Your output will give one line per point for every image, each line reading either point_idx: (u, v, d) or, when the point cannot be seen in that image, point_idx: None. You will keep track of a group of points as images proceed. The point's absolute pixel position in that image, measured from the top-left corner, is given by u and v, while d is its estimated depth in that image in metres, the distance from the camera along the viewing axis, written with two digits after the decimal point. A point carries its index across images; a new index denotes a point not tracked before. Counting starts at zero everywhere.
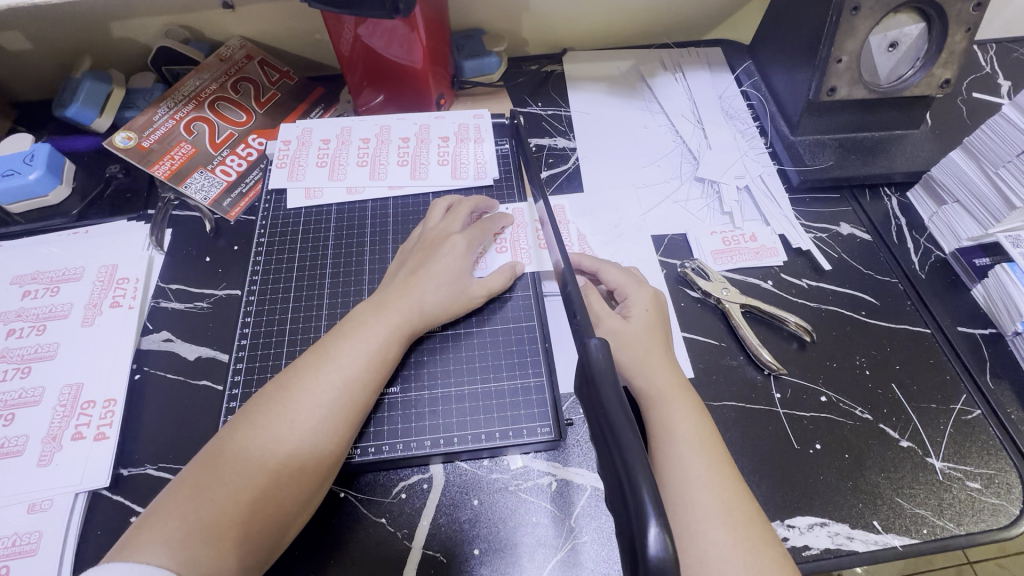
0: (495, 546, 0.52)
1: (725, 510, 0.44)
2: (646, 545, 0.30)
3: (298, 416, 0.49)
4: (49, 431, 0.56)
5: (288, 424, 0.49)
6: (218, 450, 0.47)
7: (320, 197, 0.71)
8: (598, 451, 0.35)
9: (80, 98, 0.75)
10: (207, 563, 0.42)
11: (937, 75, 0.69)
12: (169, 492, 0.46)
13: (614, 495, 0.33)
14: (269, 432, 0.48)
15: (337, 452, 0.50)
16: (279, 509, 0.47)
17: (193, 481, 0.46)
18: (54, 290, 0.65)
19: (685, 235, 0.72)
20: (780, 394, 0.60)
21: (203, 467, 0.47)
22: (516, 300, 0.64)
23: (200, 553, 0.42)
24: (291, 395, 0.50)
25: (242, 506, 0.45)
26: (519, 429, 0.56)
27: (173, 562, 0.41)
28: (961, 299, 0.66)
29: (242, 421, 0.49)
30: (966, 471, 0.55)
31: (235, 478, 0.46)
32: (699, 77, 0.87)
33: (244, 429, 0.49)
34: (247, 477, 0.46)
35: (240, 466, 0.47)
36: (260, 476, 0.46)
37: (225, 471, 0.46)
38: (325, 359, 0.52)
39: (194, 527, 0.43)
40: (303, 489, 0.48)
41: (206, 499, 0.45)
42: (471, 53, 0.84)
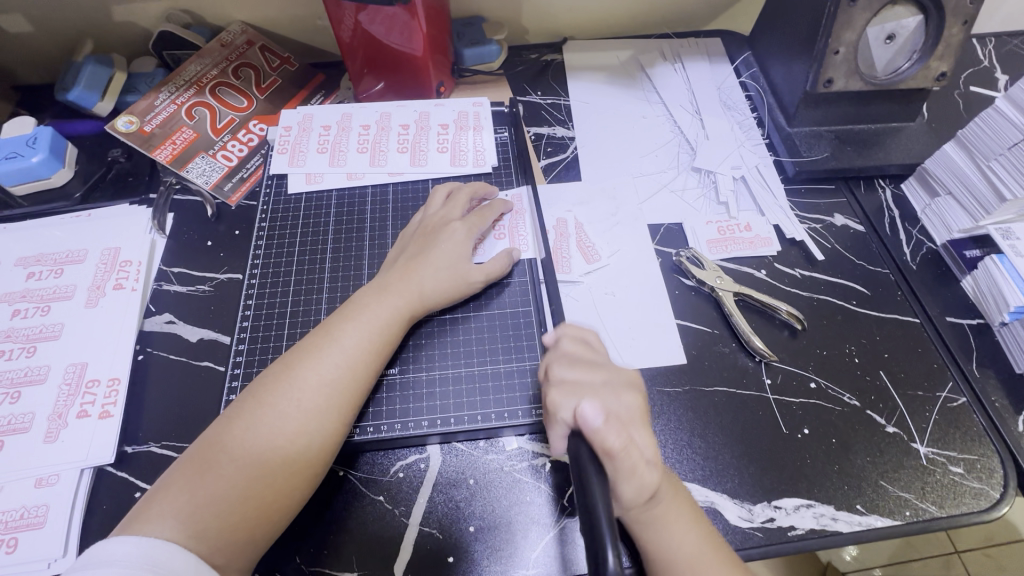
0: (489, 524, 0.53)
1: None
2: None
3: (303, 396, 0.50)
4: (55, 409, 0.57)
5: (294, 403, 0.50)
6: (227, 428, 0.49)
7: (321, 182, 0.72)
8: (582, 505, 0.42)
9: (82, 81, 0.75)
10: (214, 536, 0.45)
11: (934, 68, 0.70)
12: (178, 465, 0.48)
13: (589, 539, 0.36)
14: (275, 410, 0.50)
15: (342, 431, 0.52)
16: (285, 485, 0.48)
17: (204, 455, 0.48)
18: (58, 272, 0.66)
19: (680, 224, 0.73)
20: (770, 380, 0.61)
21: (212, 443, 0.49)
22: (514, 286, 0.65)
23: (207, 527, 0.45)
24: (297, 376, 0.51)
25: (249, 483, 0.47)
26: (513, 411, 0.58)
27: (182, 536, 0.44)
28: (951, 290, 0.67)
29: (249, 400, 0.50)
30: (949, 456, 0.57)
31: (243, 455, 0.48)
32: (699, 67, 0.87)
33: (252, 408, 0.50)
34: (255, 455, 0.48)
35: (248, 443, 0.48)
36: (266, 453, 0.48)
37: (234, 448, 0.48)
38: (328, 340, 0.54)
39: (203, 500, 0.46)
40: (310, 467, 0.49)
41: (215, 475, 0.47)
42: (471, 41, 0.84)
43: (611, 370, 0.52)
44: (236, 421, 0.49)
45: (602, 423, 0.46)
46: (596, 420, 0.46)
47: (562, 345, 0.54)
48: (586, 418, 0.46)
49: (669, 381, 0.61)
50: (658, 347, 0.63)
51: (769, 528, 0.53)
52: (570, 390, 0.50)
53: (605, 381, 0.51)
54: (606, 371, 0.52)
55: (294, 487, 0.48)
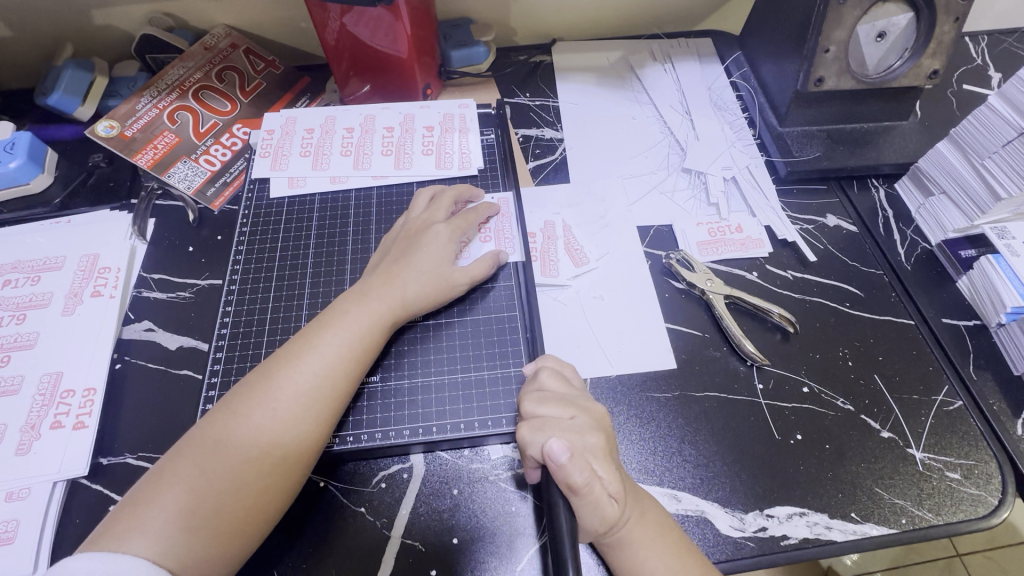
0: (473, 536, 0.52)
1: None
2: None
3: (279, 405, 0.49)
4: (28, 420, 0.56)
5: (271, 412, 0.49)
6: (201, 438, 0.48)
7: (304, 186, 0.70)
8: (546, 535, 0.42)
9: (62, 86, 0.74)
10: (185, 551, 0.43)
11: (926, 66, 0.69)
12: (149, 478, 0.47)
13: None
14: (251, 420, 0.48)
15: (322, 440, 0.50)
16: (261, 497, 0.47)
17: (176, 468, 0.46)
18: (34, 280, 0.65)
19: (670, 226, 0.71)
20: (762, 385, 0.60)
21: (185, 454, 0.47)
22: (499, 289, 0.64)
23: (178, 542, 0.43)
24: (274, 384, 0.50)
25: (224, 495, 0.46)
26: (499, 418, 0.56)
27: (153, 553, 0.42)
28: (946, 291, 0.66)
29: (224, 410, 0.49)
30: (946, 461, 0.55)
31: (216, 466, 0.46)
32: (689, 67, 0.86)
33: (227, 418, 0.49)
34: (230, 466, 0.46)
35: (222, 454, 0.47)
36: (241, 464, 0.47)
37: (207, 459, 0.46)
38: (307, 348, 0.52)
39: (176, 515, 0.44)
40: (284, 479, 0.48)
41: (188, 488, 0.45)
42: (458, 42, 0.83)
43: (581, 405, 0.50)
44: (209, 431, 0.48)
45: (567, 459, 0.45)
46: (561, 456, 0.45)
47: (540, 378, 0.53)
48: (551, 454, 0.45)
49: (659, 387, 0.60)
50: (647, 352, 0.61)
51: (761, 537, 0.52)
52: (537, 427, 0.48)
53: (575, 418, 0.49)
54: (578, 407, 0.50)
55: (269, 499, 0.47)
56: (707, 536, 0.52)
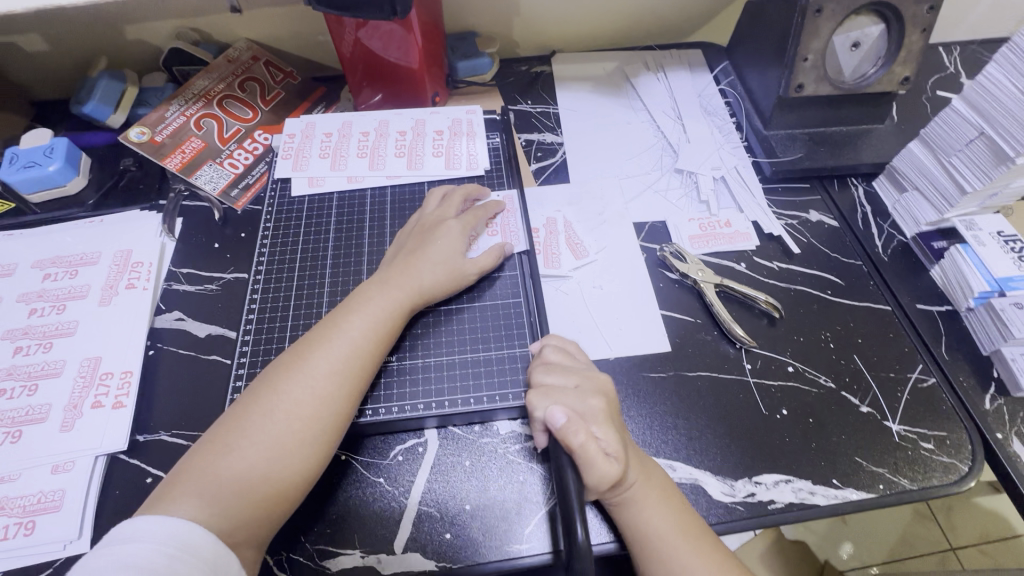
0: (484, 502, 0.56)
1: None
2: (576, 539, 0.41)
3: (316, 382, 0.53)
4: (70, 400, 0.60)
5: (306, 388, 0.53)
6: (243, 412, 0.52)
7: (323, 186, 0.75)
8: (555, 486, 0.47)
9: (97, 95, 0.80)
10: (233, 515, 0.47)
11: (898, 72, 0.75)
12: (195, 450, 0.51)
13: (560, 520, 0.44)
14: (289, 395, 0.53)
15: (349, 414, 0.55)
16: (298, 467, 0.51)
17: (221, 440, 0.51)
18: (72, 273, 0.70)
19: (664, 222, 0.77)
20: (751, 365, 0.64)
21: (229, 428, 0.52)
22: (505, 278, 0.69)
23: (226, 507, 0.47)
24: (309, 362, 0.54)
25: (266, 464, 0.50)
26: (507, 394, 0.61)
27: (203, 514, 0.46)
28: (921, 279, 0.71)
29: (264, 386, 0.53)
30: (920, 433, 0.60)
31: (260, 437, 0.50)
32: (680, 76, 0.92)
33: (267, 394, 0.53)
34: (271, 437, 0.51)
35: (263, 427, 0.51)
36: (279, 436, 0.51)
37: (251, 431, 0.51)
38: (337, 331, 0.57)
39: (223, 482, 0.48)
40: (322, 450, 0.52)
41: (235, 457, 0.49)
42: (464, 54, 0.89)
43: (584, 374, 0.56)
44: (252, 406, 0.52)
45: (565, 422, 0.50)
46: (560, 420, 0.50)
47: (545, 353, 0.58)
48: (551, 418, 0.50)
49: (655, 367, 0.64)
50: (643, 335, 0.66)
51: (750, 502, 0.56)
52: (542, 394, 0.54)
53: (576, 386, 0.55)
54: (579, 376, 0.56)
55: (308, 467, 0.51)
56: (700, 501, 0.56)
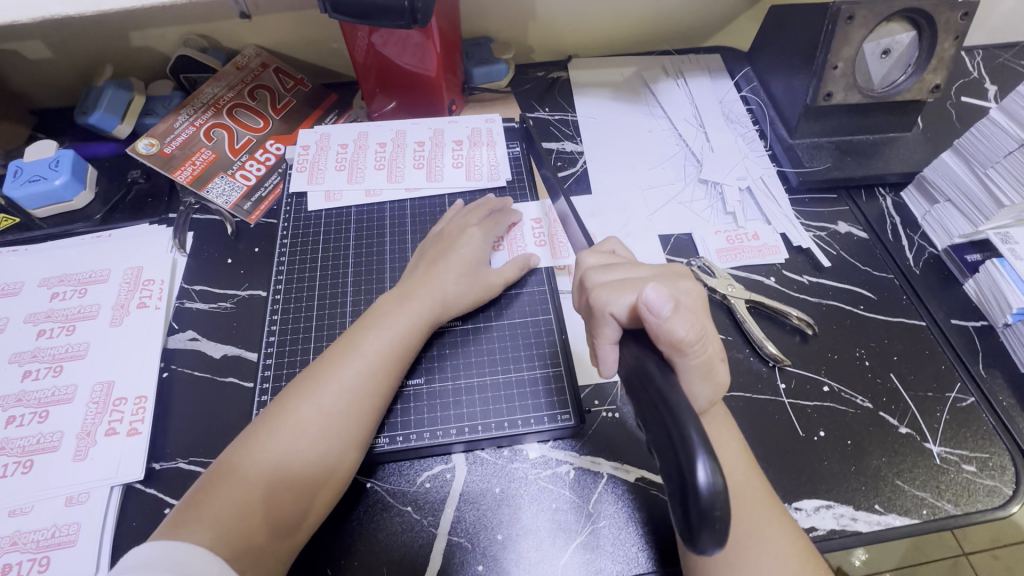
0: (517, 532, 0.54)
1: (748, 473, 0.49)
2: (698, 477, 0.32)
3: (329, 392, 0.52)
4: (83, 427, 0.58)
5: (318, 399, 0.51)
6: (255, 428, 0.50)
7: (339, 200, 0.73)
8: (642, 412, 0.38)
9: (102, 105, 0.77)
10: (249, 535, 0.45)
11: (928, 81, 0.73)
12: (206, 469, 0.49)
13: (660, 440, 0.36)
14: (303, 405, 0.51)
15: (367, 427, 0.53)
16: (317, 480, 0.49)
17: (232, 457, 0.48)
18: (81, 292, 0.67)
19: (690, 234, 0.75)
20: (785, 385, 0.62)
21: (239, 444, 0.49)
22: (531, 295, 0.67)
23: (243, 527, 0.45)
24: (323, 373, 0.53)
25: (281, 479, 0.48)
26: (538, 418, 0.59)
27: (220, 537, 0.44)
28: (954, 293, 0.69)
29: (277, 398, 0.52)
30: (961, 455, 0.58)
31: (276, 452, 0.48)
32: (700, 82, 0.90)
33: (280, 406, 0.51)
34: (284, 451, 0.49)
35: (277, 441, 0.49)
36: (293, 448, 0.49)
37: (266, 446, 0.49)
38: (354, 343, 0.55)
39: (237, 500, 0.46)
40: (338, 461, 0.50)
41: (246, 477, 0.47)
42: (480, 60, 0.86)
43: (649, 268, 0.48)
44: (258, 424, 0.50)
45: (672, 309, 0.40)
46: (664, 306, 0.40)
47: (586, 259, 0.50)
48: (653, 306, 0.40)
49: None
50: None
51: None
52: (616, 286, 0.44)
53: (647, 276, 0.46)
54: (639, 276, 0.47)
55: (319, 489, 0.49)
56: None
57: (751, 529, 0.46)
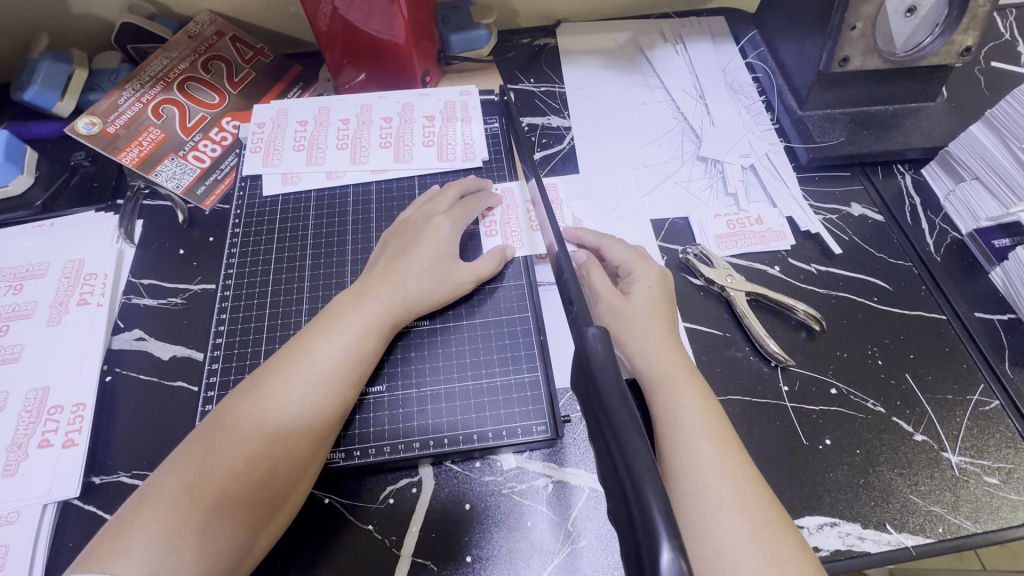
0: (489, 552, 0.49)
1: (742, 498, 0.43)
2: (659, 572, 0.25)
3: (295, 395, 0.47)
4: (14, 439, 0.53)
5: (283, 400, 0.46)
6: (213, 428, 0.45)
7: (298, 183, 0.66)
8: (599, 458, 0.31)
9: (39, 79, 0.70)
10: (195, 553, 0.40)
11: (959, 42, 0.64)
12: (156, 475, 0.43)
13: (619, 508, 0.29)
14: (262, 409, 0.46)
15: (320, 444, 0.47)
16: (273, 493, 0.44)
17: (182, 466, 0.43)
18: (17, 288, 0.62)
19: (686, 218, 0.68)
20: (788, 388, 0.56)
21: (190, 451, 0.44)
22: (507, 288, 0.60)
23: (186, 542, 0.40)
24: (283, 375, 0.47)
25: (236, 490, 0.43)
26: (514, 427, 0.53)
27: (156, 560, 0.38)
28: (978, 283, 0.62)
29: (242, 396, 0.47)
30: (983, 466, 0.52)
31: (228, 459, 0.43)
32: (701, 48, 0.82)
33: (243, 405, 0.46)
34: (240, 457, 0.43)
35: (233, 446, 0.44)
36: (249, 454, 0.44)
37: (218, 453, 0.43)
38: (318, 345, 0.49)
39: (184, 513, 0.41)
40: (299, 466, 0.46)
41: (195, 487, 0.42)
42: (458, 26, 0.78)
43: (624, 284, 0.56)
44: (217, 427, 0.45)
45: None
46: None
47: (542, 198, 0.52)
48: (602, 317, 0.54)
49: None
50: None
51: None
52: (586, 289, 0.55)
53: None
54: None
55: (274, 499, 0.44)
56: None
57: (750, 565, 0.40)
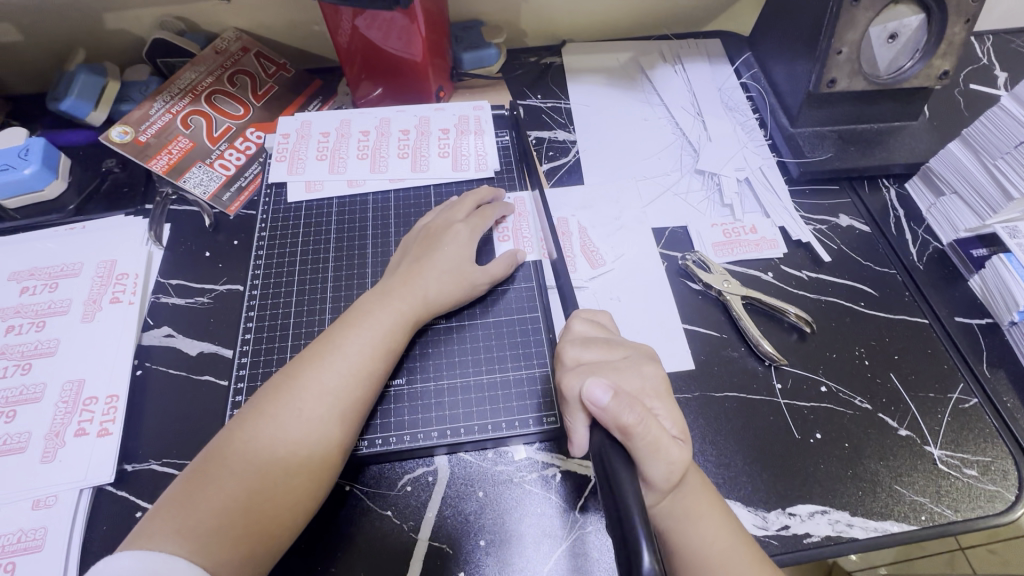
0: (499, 538, 0.52)
1: None
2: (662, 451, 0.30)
3: (329, 386, 0.50)
4: (52, 428, 0.56)
5: (318, 393, 0.50)
6: (253, 417, 0.49)
7: (320, 190, 0.70)
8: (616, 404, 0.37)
9: (75, 91, 0.74)
10: (237, 534, 0.44)
11: (937, 67, 0.69)
12: (200, 459, 0.48)
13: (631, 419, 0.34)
14: (299, 399, 0.49)
15: (352, 433, 0.50)
16: (310, 481, 0.47)
17: (223, 454, 0.47)
18: (52, 286, 0.65)
19: (685, 227, 0.72)
20: (781, 385, 0.60)
21: (230, 438, 0.48)
22: (517, 289, 0.64)
23: (230, 524, 0.44)
24: (318, 367, 0.51)
25: (275, 477, 0.46)
26: (524, 419, 0.57)
27: (200, 542, 0.43)
28: (958, 290, 0.67)
29: (279, 387, 0.50)
30: (962, 459, 0.56)
31: (270, 447, 0.47)
32: (699, 68, 0.87)
33: (280, 396, 0.49)
34: (278, 446, 0.47)
35: (272, 436, 0.48)
36: (288, 443, 0.47)
37: (259, 441, 0.47)
38: (348, 339, 0.53)
39: (228, 498, 0.45)
40: (334, 454, 0.49)
41: (238, 473, 0.46)
42: (470, 45, 0.83)
43: (628, 346, 0.52)
44: (255, 418, 0.48)
45: (612, 399, 0.44)
46: (604, 397, 0.44)
47: (574, 327, 0.54)
48: (592, 398, 0.45)
49: (679, 388, 0.60)
50: (667, 353, 0.62)
51: (784, 536, 0.52)
52: (583, 372, 0.49)
53: (624, 357, 0.51)
54: (624, 347, 0.52)
55: (313, 482, 0.48)
56: None
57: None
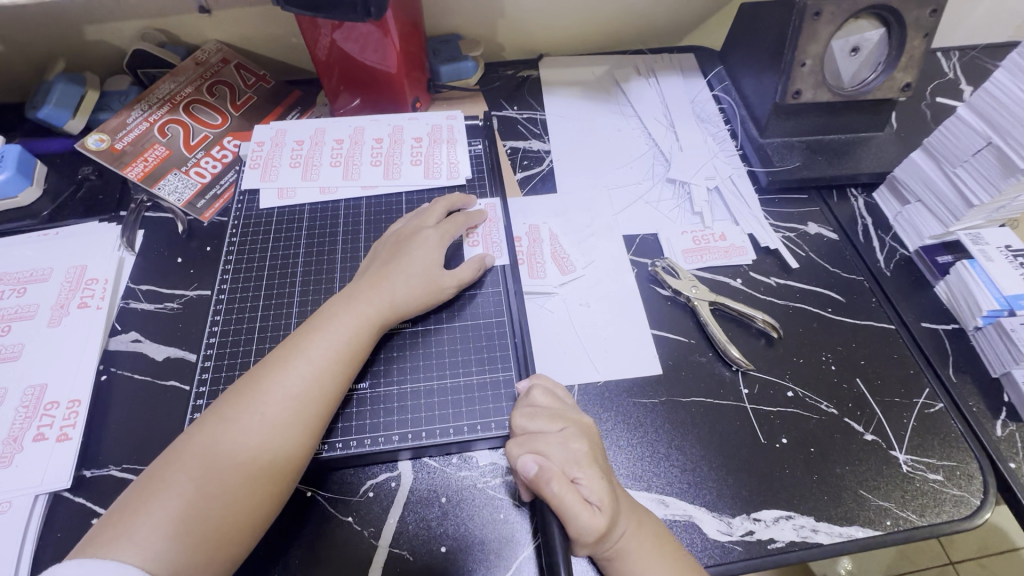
0: (460, 544, 0.51)
1: None
2: None
3: (292, 390, 0.50)
4: (10, 433, 0.55)
5: (280, 396, 0.49)
6: (214, 422, 0.48)
7: (293, 198, 0.71)
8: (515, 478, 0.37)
9: (52, 100, 0.75)
10: (194, 540, 0.43)
11: (899, 79, 0.71)
12: (159, 464, 0.47)
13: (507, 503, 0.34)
14: (262, 403, 0.49)
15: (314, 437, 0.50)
16: (271, 485, 0.47)
17: (181, 460, 0.46)
18: (20, 292, 0.65)
19: (655, 235, 0.73)
20: (747, 390, 0.60)
21: (189, 444, 0.47)
22: (486, 294, 0.64)
23: (187, 531, 0.43)
24: (280, 371, 0.51)
25: (235, 482, 0.46)
26: (488, 422, 0.56)
27: (155, 550, 0.42)
28: (925, 296, 0.67)
29: (242, 392, 0.50)
30: (928, 464, 0.56)
31: (230, 451, 0.47)
32: (672, 81, 0.89)
33: (243, 401, 0.49)
34: (239, 450, 0.47)
35: (232, 440, 0.47)
36: (249, 447, 0.47)
37: (220, 445, 0.47)
38: (311, 342, 0.53)
39: (185, 505, 0.44)
40: (297, 458, 0.48)
41: (196, 479, 0.45)
42: (447, 58, 0.84)
43: (571, 417, 0.52)
44: (216, 422, 0.48)
45: (539, 471, 0.46)
46: (531, 469, 0.46)
47: (531, 395, 0.54)
48: (523, 469, 0.47)
49: (645, 394, 0.60)
50: (634, 358, 0.62)
51: (748, 542, 0.52)
52: (522, 442, 0.50)
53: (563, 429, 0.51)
54: (567, 419, 0.52)
55: (274, 487, 0.47)
56: (695, 542, 0.52)
57: None
